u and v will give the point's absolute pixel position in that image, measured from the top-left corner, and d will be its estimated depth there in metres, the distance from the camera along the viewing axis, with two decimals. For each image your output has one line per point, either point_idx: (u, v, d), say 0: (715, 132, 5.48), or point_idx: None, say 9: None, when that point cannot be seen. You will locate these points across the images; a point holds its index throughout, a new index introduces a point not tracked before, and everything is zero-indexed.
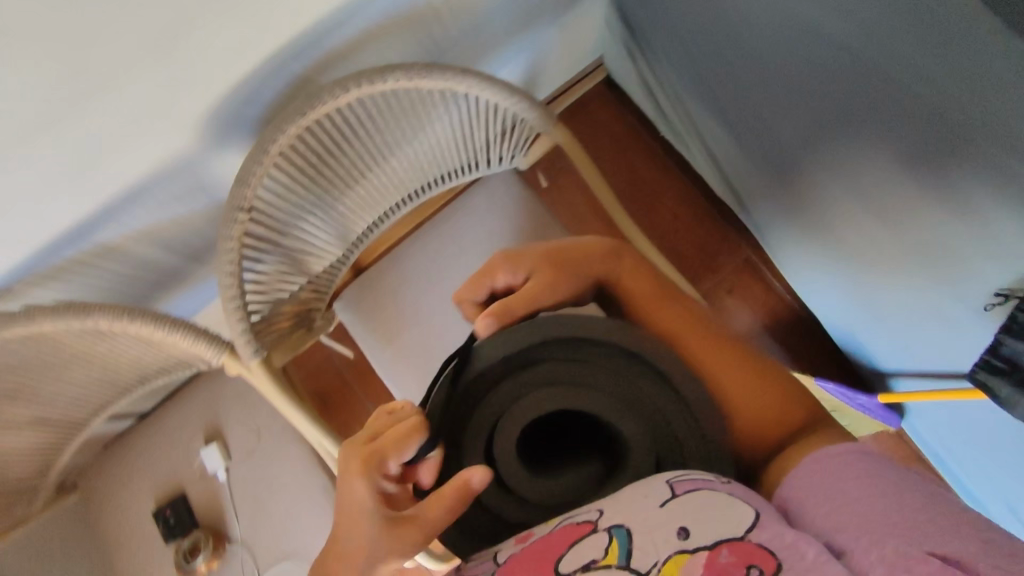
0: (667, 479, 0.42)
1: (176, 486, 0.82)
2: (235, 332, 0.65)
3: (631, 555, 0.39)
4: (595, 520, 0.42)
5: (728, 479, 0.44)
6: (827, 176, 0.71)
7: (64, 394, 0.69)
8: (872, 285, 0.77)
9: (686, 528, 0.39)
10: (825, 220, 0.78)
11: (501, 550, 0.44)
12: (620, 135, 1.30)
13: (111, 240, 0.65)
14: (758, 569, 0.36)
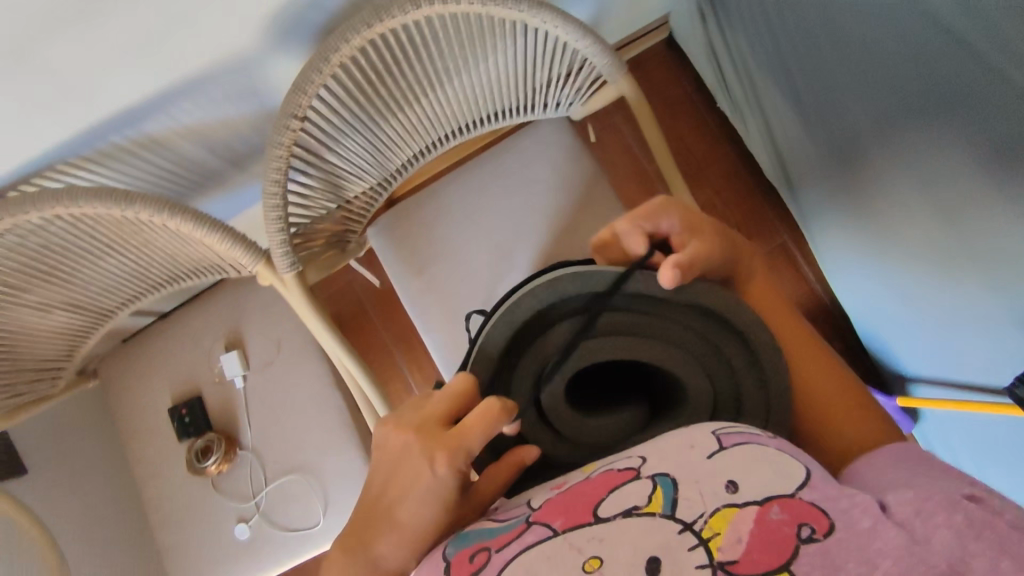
0: (714, 433, 0.38)
1: (193, 387, 0.83)
2: (274, 242, 0.64)
3: (677, 504, 0.34)
4: (636, 468, 0.38)
5: (773, 436, 0.39)
6: (895, 168, 0.67)
7: (96, 281, 0.69)
8: (917, 288, 0.74)
9: (735, 482, 0.34)
10: (881, 215, 0.75)
11: (535, 499, 0.42)
12: (674, 99, 1.25)
13: (158, 132, 0.63)
14: (811, 527, 0.31)
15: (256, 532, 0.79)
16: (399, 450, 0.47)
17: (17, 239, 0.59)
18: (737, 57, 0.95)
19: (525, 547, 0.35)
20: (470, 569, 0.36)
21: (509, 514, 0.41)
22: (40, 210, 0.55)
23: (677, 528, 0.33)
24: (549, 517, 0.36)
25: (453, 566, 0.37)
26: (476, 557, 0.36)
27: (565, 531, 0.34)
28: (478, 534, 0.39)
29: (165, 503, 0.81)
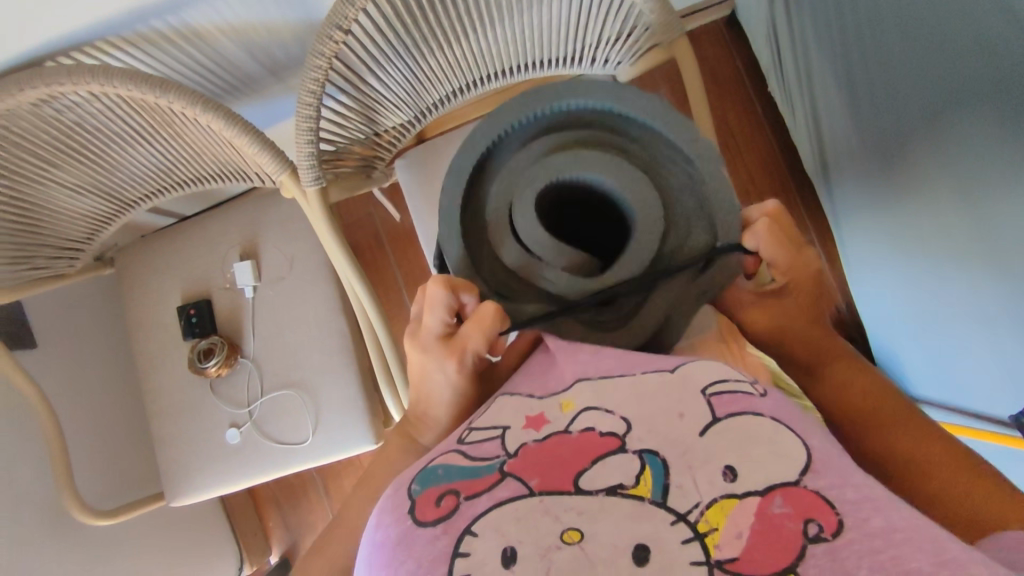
0: (705, 396, 0.35)
1: (204, 290, 0.84)
2: (301, 156, 0.63)
3: (668, 491, 0.31)
4: (621, 434, 0.34)
5: (764, 392, 0.36)
6: (940, 166, 0.66)
7: (122, 167, 0.69)
8: (944, 294, 0.74)
9: (733, 469, 0.31)
10: (920, 220, 0.74)
11: (510, 429, 0.37)
12: (723, 76, 1.21)
13: (200, 25, 0.63)
14: (818, 525, 0.29)
15: (246, 439, 0.81)
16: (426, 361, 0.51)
17: (55, 112, 0.59)
18: (798, 40, 0.91)
19: (495, 505, 0.32)
20: (436, 514, 0.34)
21: (480, 450, 0.37)
22: (80, 85, 0.55)
23: (668, 518, 0.30)
24: (523, 472, 0.33)
25: (420, 507, 0.35)
26: (444, 501, 0.34)
27: (540, 493, 0.32)
28: (448, 473, 0.36)
29: (164, 397, 0.83)
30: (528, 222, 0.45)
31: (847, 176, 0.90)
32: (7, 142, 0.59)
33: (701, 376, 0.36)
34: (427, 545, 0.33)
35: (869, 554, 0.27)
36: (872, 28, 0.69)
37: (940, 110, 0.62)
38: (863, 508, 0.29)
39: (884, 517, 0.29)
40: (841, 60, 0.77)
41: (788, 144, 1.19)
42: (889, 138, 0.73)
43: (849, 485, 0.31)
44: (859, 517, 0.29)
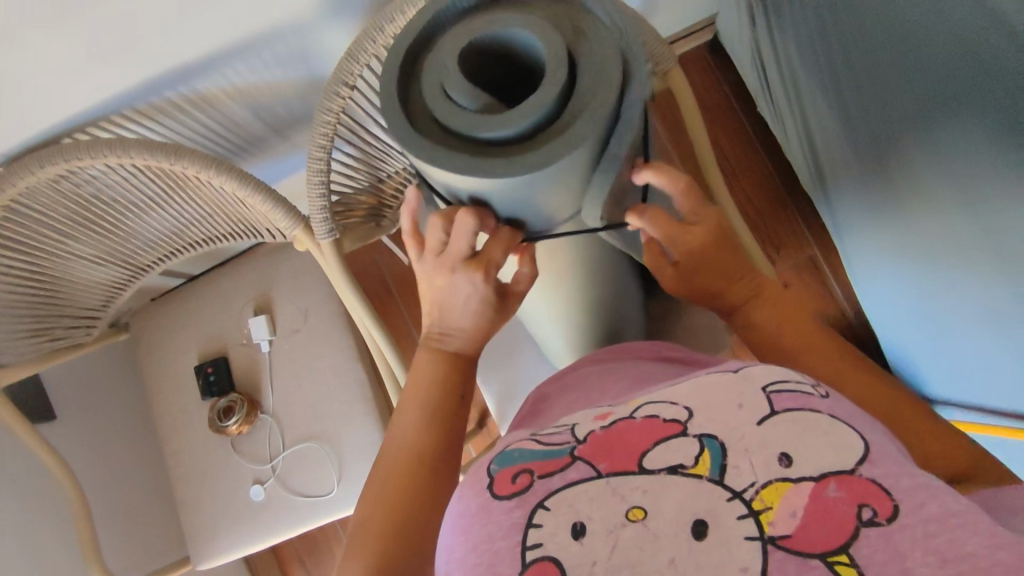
0: (765, 391, 0.34)
1: (220, 347, 0.84)
2: (314, 209, 0.64)
3: (726, 470, 0.31)
4: (683, 420, 0.34)
5: (827, 391, 0.35)
6: (934, 173, 0.69)
7: (137, 233, 0.70)
8: (954, 293, 0.76)
9: (788, 455, 0.31)
10: (921, 225, 0.77)
11: (579, 426, 0.37)
12: (711, 103, 1.25)
13: (209, 92, 0.65)
14: (873, 509, 0.29)
15: (271, 496, 0.80)
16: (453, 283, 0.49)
17: (72, 187, 0.60)
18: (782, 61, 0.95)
19: (568, 485, 0.33)
20: (513, 489, 0.34)
21: (553, 438, 0.37)
22: (99, 158, 0.57)
23: (724, 495, 0.31)
24: (589, 455, 0.34)
25: (496, 482, 0.35)
26: (520, 477, 0.34)
27: (608, 475, 0.32)
28: (524, 454, 0.36)
29: (184, 460, 0.83)
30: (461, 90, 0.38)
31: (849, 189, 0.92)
32: (28, 219, 0.61)
33: (761, 374, 0.35)
34: (501, 517, 0.33)
35: (925, 538, 0.28)
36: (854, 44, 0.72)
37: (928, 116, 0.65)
38: (920, 493, 0.29)
39: (941, 502, 0.29)
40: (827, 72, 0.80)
41: (782, 161, 1.22)
42: (879, 146, 0.76)
43: (905, 473, 0.30)
44: (915, 502, 0.29)
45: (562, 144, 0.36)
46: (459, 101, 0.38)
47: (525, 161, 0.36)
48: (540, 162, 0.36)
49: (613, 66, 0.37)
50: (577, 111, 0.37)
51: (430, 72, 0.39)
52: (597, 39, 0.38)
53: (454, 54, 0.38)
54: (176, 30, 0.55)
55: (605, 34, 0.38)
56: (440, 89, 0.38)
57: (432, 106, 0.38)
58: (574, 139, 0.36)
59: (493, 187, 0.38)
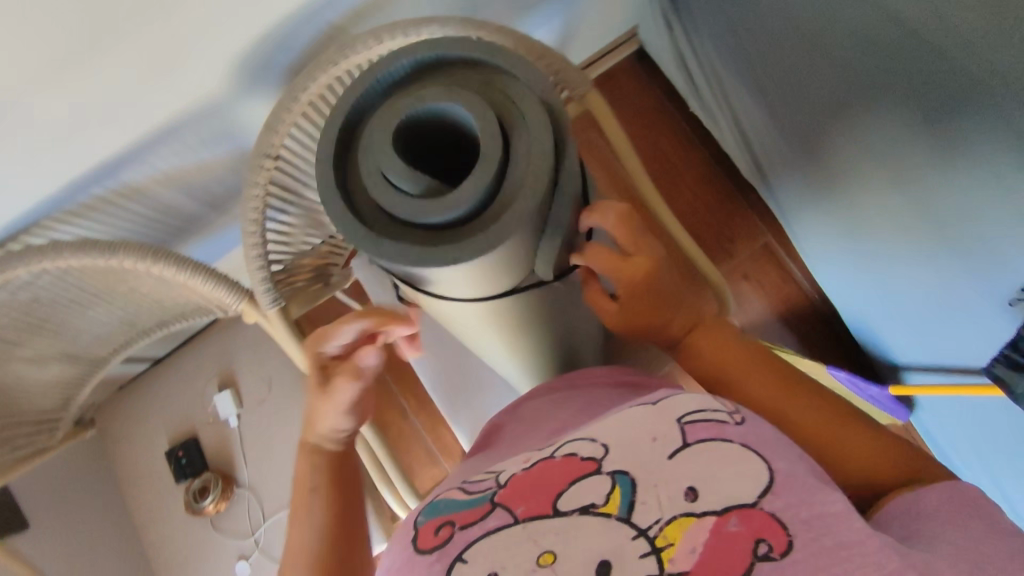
0: (682, 422, 0.45)
1: (189, 430, 0.86)
2: (257, 282, 0.65)
3: (631, 509, 0.41)
4: (597, 459, 0.44)
5: (739, 420, 0.46)
6: (870, 138, 0.73)
7: (87, 330, 0.70)
8: (893, 258, 0.82)
9: (694, 493, 0.41)
10: (853, 193, 0.83)
11: (506, 473, 0.48)
12: (644, 109, 1.28)
13: (137, 181, 0.65)
14: (769, 545, 0.38)
15: (256, 568, 0.80)
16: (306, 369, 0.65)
17: (7, 296, 0.60)
18: (704, 64, 1.00)
19: (489, 531, 0.43)
20: (435, 542, 0.44)
21: (480, 487, 0.47)
22: (30, 265, 0.57)
23: (631, 533, 0.40)
24: (511, 502, 0.44)
25: (426, 535, 0.45)
26: (443, 530, 0.45)
27: (524, 519, 0.42)
28: (451, 506, 0.46)
29: (166, 547, 0.84)
30: (403, 177, 0.40)
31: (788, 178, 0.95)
32: None
33: (679, 409, 0.46)
34: (428, 569, 0.43)
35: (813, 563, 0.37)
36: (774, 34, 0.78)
37: (865, 94, 0.70)
38: (815, 532, 0.39)
39: (835, 535, 0.39)
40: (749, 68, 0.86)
41: (720, 156, 1.25)
42: (810, 125, 0.81)
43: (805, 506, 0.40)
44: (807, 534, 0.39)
45: (514, 221, 0.39)
46: (401, 187, 0.40)
47: (477, 243, 0.39)
48: (496, 238, 0.39)
49: (545, 127, 0.40)
50: (523, 177, 0.40)
51: (367, 163, 0.40)
52: (522, 99, 0.41)
53: (386, 143, 0.40)
54: (94, 125, 0.55)
55: (530, 96, 0.41)
56: (382, 178, 0.40)
57: (376, 196, 0.40)
58: (524, 214, 0.39)
59: (447, 270, 0.40)
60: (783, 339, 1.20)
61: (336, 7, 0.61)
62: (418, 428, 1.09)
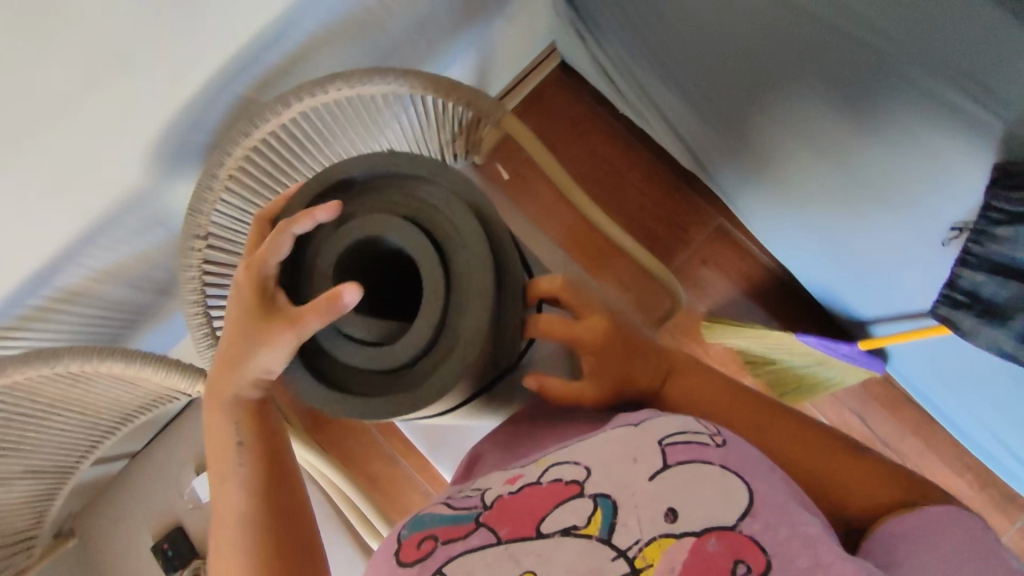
0: (661, 444, 0.48)
1: (171, 519, 0.86)
2: (206, 359, 0.65)
3: (613, 529, 0.44)
4: (580, 481, 0.46)
5: (722, 441, 0.49)
6: (794, 104, 0.76)
7: (49, 442, 0.69)
8: (833, 218, 0.85)
9: (675, 513, 0.44)
10: (783, 163, 0.85)
11: (490, 491, 0.49)
12: (578, 118, 1.29)
13: (72, 285, 0.65)
14: (747, 564, 0.41)
15: None
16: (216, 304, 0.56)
17: None
18: (620, 67, 1.03)
19: (468, 549, 0.45)
20: (416, 555, 0.46)
21: (465, 504, 0.49)
22: None
23: (611, 556, 0.43)
24: (495, 523, 0.46)
25: (405, 550, 0.47)
26: (424, 543, 0.46)
27: (507, 539, 0.45)
28: (434, 520, 0.48)
29: None
30: (356, 320, 0.51)
31: (730, 165, 0.97)
32: None
33: (665, 429, 0.49)
34: None
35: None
36: (683, 23, 0.81)
37: (791, 72, 0.72)
38: (791, 549, 0.42)
39: (809, 556, 0.41)
40: (667, 61, 0.90)
41: (659, 150, 1.27)
42: (742, 106, 0.84)
43: (783, 525, 0.43)
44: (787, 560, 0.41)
45: (465, 345, 0.49)
46: (354, 330, 0.51)
47: (442, 368, 0.49)
48: (448, 362, 0.49)
49: (476, 254, 0.50)
50: (463, 300, 0.50)
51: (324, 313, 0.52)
52: (455, 229, 0.51)
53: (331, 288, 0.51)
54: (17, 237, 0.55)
55: (464, 225, 0.51)
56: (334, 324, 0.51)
57: (333, 341, 0.51)
58: (469, 336, 0.49)
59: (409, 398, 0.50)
60: (753, 314, 1.22)
61: (241, 79, 0.62)
62: (410, 471, 1.09)
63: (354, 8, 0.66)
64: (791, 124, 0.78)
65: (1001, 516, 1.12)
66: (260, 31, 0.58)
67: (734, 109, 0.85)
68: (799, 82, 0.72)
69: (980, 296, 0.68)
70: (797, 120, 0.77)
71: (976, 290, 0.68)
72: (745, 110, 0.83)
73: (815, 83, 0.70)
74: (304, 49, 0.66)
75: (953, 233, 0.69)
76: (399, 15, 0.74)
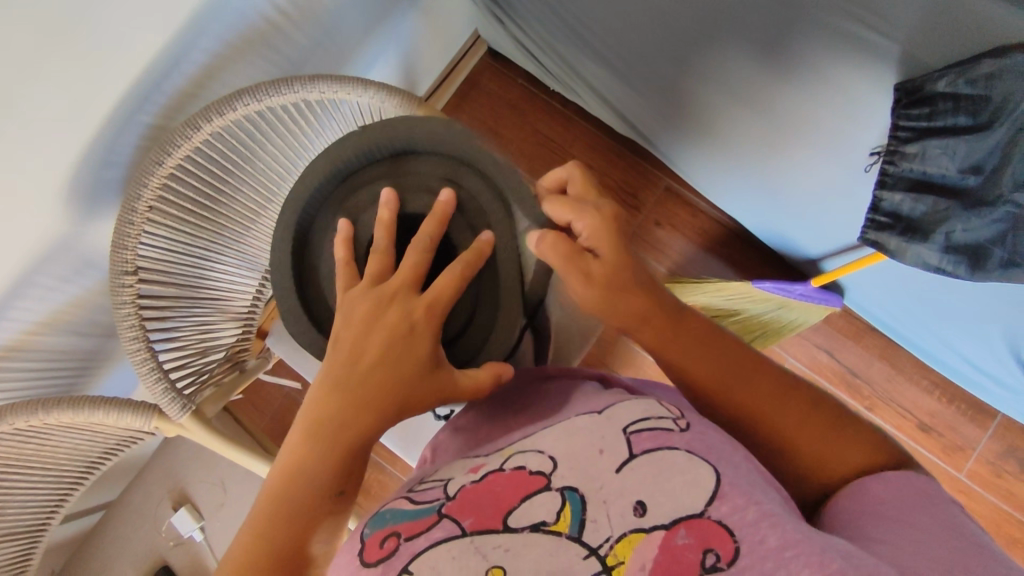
0: (626, 434, 0.44)
1: (157, 559, 0.86)
2: (156, 393, 0.64)
3: (584, 525, 0.40)
4: (547, 473, 0.43)
5: (686, 425, 0.45)
6: (707, 59, 0.77)
7: (12, 504, 0.68)
8: (764, 163, 0.87)
9: (644, 504, 0.40)
10: (709, 116, 0.87)
11: (451, 483, 0.46)
12: (516, 100, 1.29)
13: (11, 339, 0.64)
14: (716, 554, 0.37)
15: None
16: (350, 310, 0.48)
17: None
18: (542, 44, 1.03)
19: (432, 543, 0.40)
20: (379, 553, 0.41)
21: (425, 496, 0.45)
22: None
23: (581, 552, 0.39)
24: (459, 514, 0.42)
25: (366, 550, 0.42)
26: (387, 542, 0.41)
27: (472, 532, 0.40)
28: (395, 516, 0.44)
29: None
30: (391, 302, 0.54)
31: (667, 131, 0.98)
32: None
33: (628, 417, 0.46)
34: None
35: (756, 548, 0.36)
36: None
37: (700, 23, 0.73)
38: (760, 529, 0.37)
39: (779, 533, 0.37)
40: (586, 32, 0.90)
41: (599, 121, 1.28)
42: (661, 66, 0.85)
43: (753, 505, 0.38)
44: (758, 539, 0.37)
45: (504, 326, 0.55)
46: None
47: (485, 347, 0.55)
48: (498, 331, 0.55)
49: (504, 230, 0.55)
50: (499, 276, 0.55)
51: None
52: (479, 206, 0.55)
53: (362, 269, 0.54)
54: None
55: (489, 203, 0.55)
56: None
57: None
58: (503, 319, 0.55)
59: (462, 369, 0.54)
60: (712, 268, 1.24)
61: (146, 107, 0.61)
62: (399, 476, 1.09)
63: (253, 20, 0.65)
64: (708, 76, 0.79)
65: (974, 427, 1.16)
66: (156, 55, 0.57)
67: (655, 69, 0.86)
68: (707, 34, 0.74)
69: (902, 215, 0.70)
70: (714, 71, 0.78)
71: (898, 211, 0.70)
72: (666, 73, 0.85)
73: (724, 29, 0.71)
74: (207, 69, 0.65)
75: (874, 158, 0.71)
76: (305, 23, 0.73)
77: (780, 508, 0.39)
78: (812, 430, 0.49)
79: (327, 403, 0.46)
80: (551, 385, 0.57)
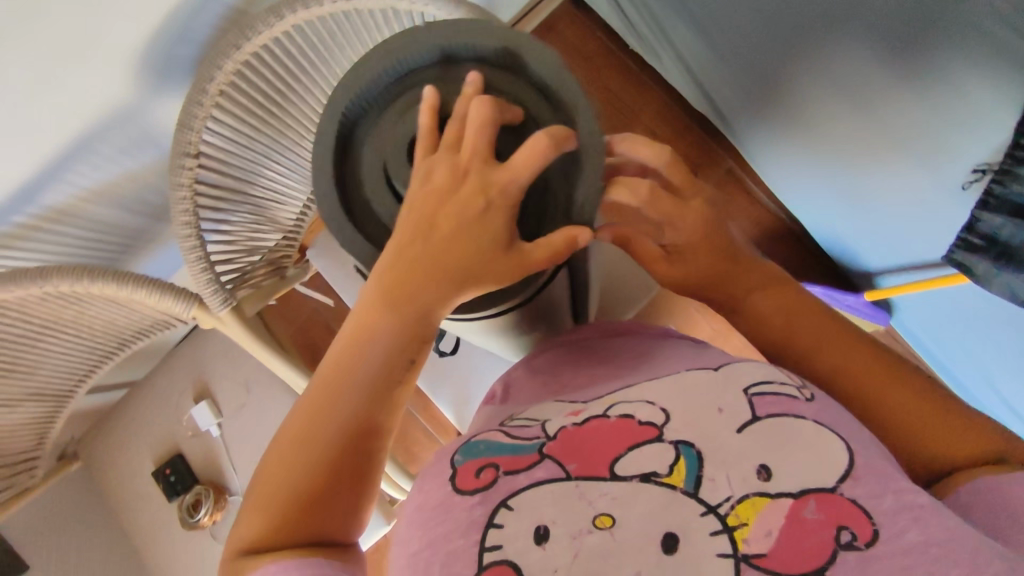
0: (748, 395, 0.42)
1: (172, 446, 0.89)
2: (201, 283, 0.64)
3: (700, 483, 0.39)
4: (659, 425, 0.41)
5: (809, 395, 0.43)
6: (812, 42, 0.72)
7: (45, 364, 0.69)
8: (847, 160, 0.82)
9: (767, 469, 0.39)
10: (799, 100, 0.82)
11: (551, 422, 0.45)
12: (589, 53, 1.24)
13: (61, 202, 0.63)
14: (853, 533, 0.36)
15: None
16: (428, 171, 0.43)
17: None
18: None
19: (535, 483, 0.41)
20: (477, 484, 0.42)
21: (525, 432, 0.45)
22: None
23: (700, 510, 0.38)
24: (563, 457, 0.41)
25: (461, 476, 0.43)
26: (485, 473, 0.42)
27: (579, 477, 0.40)
28: (489, 448, 0.44)
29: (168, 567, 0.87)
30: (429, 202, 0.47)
31: (749, 111, 0.93)
32: None
33: (748, 377, 0.43)
34: (465, 511, 0.40)
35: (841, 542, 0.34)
36: None
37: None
38: None
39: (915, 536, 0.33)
40: None
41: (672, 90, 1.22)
42: (757, 40, 0.79)
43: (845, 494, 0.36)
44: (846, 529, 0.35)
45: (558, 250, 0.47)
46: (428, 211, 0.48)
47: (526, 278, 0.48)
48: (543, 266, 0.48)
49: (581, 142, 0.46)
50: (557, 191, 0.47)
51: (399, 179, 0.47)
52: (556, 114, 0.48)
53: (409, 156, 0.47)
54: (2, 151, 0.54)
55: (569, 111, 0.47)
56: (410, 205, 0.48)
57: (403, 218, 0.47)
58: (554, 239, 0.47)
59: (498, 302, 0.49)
60: None
61: None
62: (412, 409, 1.09)
63: None
64: (808, 58, 0.74)
65: None
66: None
67: (750, 43, 0.81)
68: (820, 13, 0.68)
69: (998, 238, 0.64)
70: (817, 53, 0.73)
71: (995, 233, 0.64)
72: (761, 50, 0.80)
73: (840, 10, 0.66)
74: None
75: (975, 176, 0.65)
76: None
77: (879, 500, 0.37)
78: (913, 410, 0.49)
79: (403, 255, 0.44)
80: (632, 342, 0.57)
